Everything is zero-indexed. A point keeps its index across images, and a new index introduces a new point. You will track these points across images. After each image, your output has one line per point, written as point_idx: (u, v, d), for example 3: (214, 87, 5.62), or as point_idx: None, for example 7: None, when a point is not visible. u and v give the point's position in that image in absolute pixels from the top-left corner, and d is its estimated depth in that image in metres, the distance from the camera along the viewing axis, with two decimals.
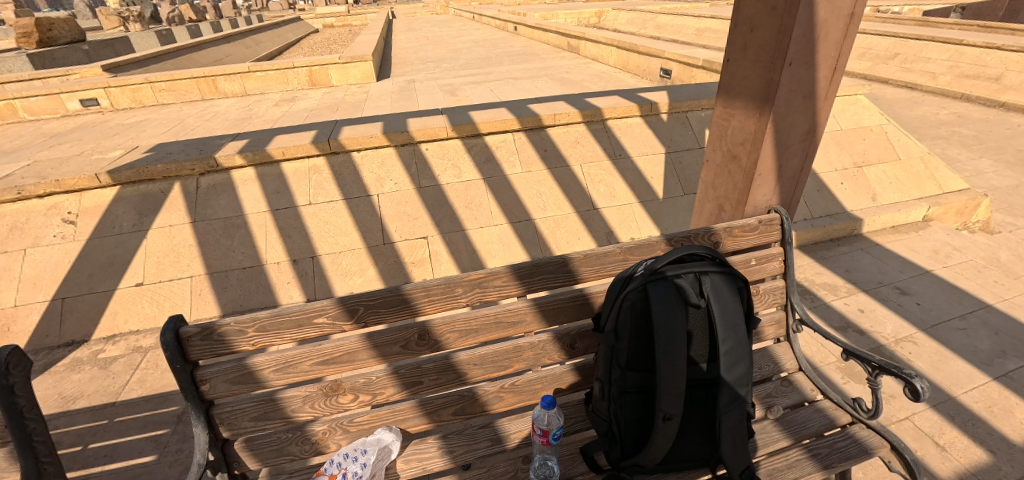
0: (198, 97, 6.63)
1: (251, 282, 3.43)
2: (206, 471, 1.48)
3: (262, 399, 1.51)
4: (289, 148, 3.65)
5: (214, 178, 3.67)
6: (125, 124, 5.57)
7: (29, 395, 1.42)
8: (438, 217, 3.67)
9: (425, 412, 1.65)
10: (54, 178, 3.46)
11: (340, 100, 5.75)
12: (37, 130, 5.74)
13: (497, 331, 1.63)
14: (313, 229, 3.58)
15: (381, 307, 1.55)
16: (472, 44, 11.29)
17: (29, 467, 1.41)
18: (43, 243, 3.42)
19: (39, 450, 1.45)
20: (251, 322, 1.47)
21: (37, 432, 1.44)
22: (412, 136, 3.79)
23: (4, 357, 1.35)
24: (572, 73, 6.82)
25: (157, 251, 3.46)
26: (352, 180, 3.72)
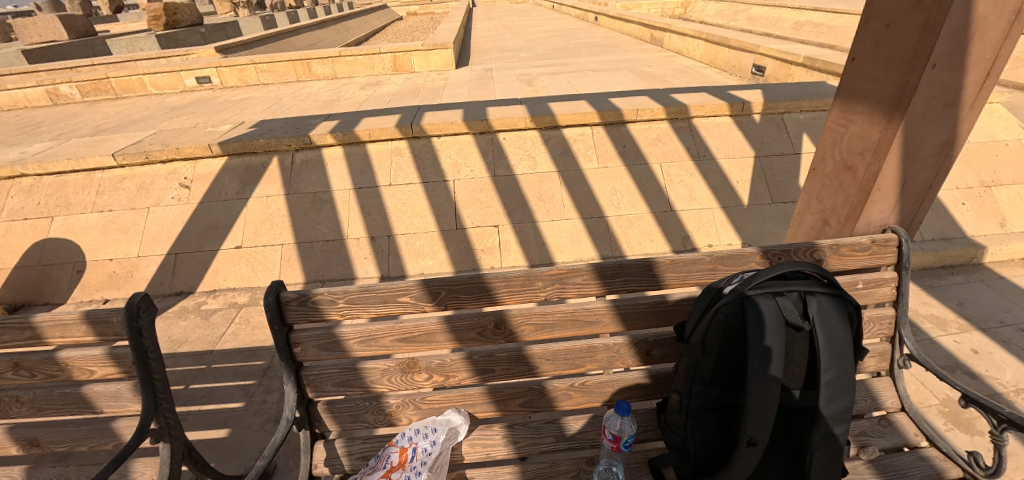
0: (294, 78, 7.12)
1: (333, 254, 3.66)
2: (292, 427, 1.59)
3: (346, 366, 1.59)
4: (375, 130, 3.83)
5: (307, 155, 3.94)
6: (232, 101, 6.13)
7: (153, 336, 1.60)
8: (510, 207, 3.70)
9: (494, 400, 1.67)
10: (176, 146, 3.90)
11: (420, 86, 5.94)
12: (161, 102, 6.47)
13: (572, 328, 1.61)
14: (391, 209, 3.74)
15: (462, 293, 1.58)
16: (549, 34, 11.17)
17: (148, 401, 1.58)
18: (164, 204, 3.87)
19: (157, 387, 1.61)
20: (342, 294, 1.55)
21: (156, 370, 1.62)
22: (490, 124, 3.83)
23: (135, 302, 1.54)
24: (654, 66, 6.55)
25: (254, 218, 3.78)
26: (430, 165, 3.84)
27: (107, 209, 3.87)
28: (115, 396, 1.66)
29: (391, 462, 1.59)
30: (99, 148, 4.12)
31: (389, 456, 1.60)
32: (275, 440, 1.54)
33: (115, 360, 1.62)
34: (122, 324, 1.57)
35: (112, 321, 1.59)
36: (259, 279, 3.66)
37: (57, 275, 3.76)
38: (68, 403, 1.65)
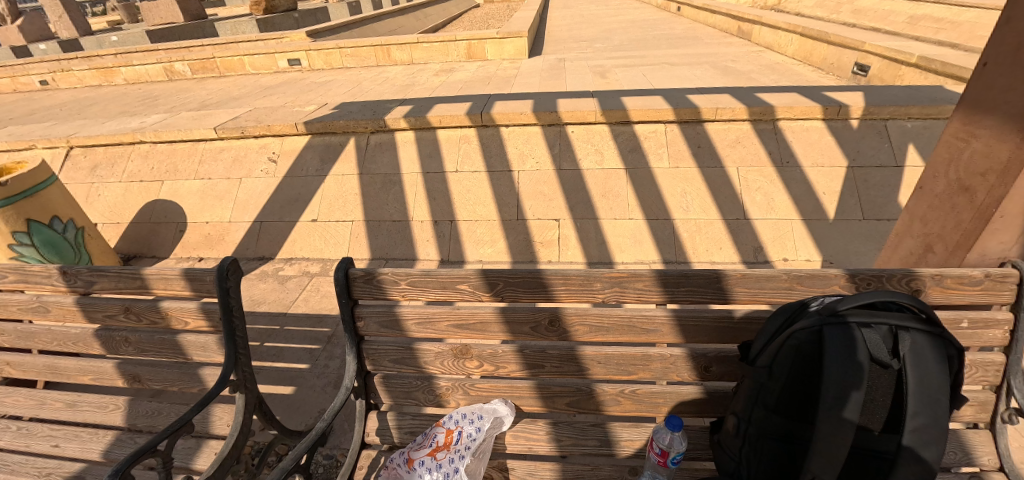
0: (374, 63, 7.40)
1: (398, 235, 3.81)
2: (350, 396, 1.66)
3: (403, 345, 1.63)
4: (446, 117, 3.92)
5: (381, 137, 4.11)
6: (318, 83, 6.51)
7: (239, 297, 1.72)
8: (573, 202, 3.65)
9: (541, 396, 1.66)
10: (267, 123, 4.21)
11: (492, 74, 5.98)
12: (257, 82, 7.02)
13: (626, 334, 1.56)
14: (456, 195, 3.82)
15: (519, 286, 1.58)
16: (627, 25, 10.80)
17: (230, 354, 1.71)
18: (254, 176, 4.21)
19: (238, 343, 1.74)
20: (404, 276, 1.59)
21: (239, 327, 1.74)
22: (560, 117, 3.78)
23: (225, 265, 1.66)
24: (739, 62, 6.15)
25: (330, 195, 4.01)
26: (496, 154, 3.87)
27: (207, 178, 4.27)
28: (203, 347, 1.80)
29: (436, 442, 1.64)
30: (203, 121, 4.54)
31: (435, 436, 1.65)
32: (334, 406, 1.61)
33: (205, 314, 1.75)
34: (213, 283, 1.70)
35: (205, 280, 1.72)
36: (330, 252, 3.89)
37: (164, 233, 4.22)
38: (166, 348, 1.82)
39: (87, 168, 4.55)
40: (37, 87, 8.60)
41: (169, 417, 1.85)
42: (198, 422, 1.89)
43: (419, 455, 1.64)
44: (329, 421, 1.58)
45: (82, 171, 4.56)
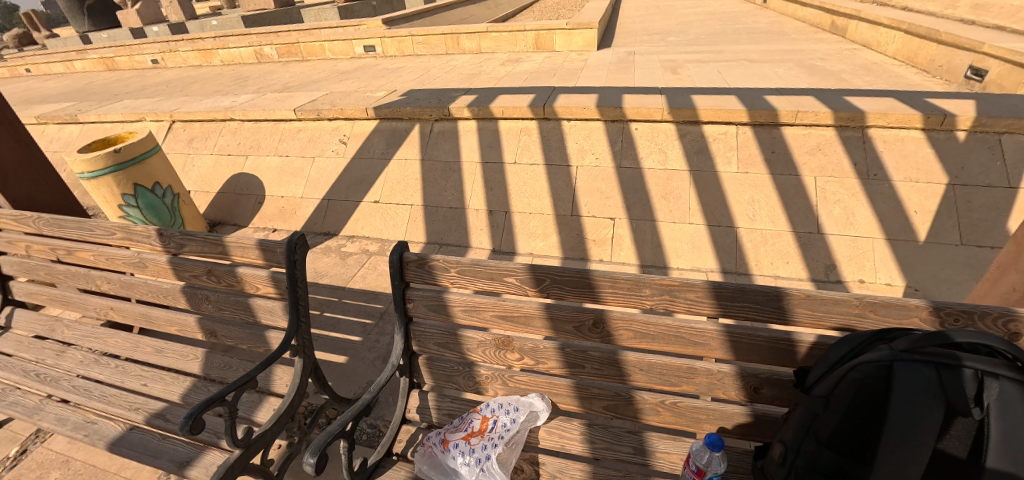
0: (444, 51, 7.53)
1: (454, 221, 3.89)
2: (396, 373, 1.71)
3: (448, 331, 1.64)
4: (508, 108, 3.94)
5: (444, 125, 4.19)
6: (389, 69, 6.74)
7: (305, 269, 1.80)
8: (630, 201, 3.55)
9: (578, 396, 1.63)
10: (341, 107, 4.44)
11: (559, 66, 5.91)
12: (335, 66, 7.39)
13: (672, 343, 1.51)
14: (512, 187, 3.83)
15: (568, 284, 1.54)
16: (707, 17, 10.24)
17: (293, 320, 1.78)
18: (325, 156, 4.45)
19: (301, 310, 1.80)
20: (455, 264, 1.58)
21: (303, 297, 1.81)
22: (624, 113, 3.68)
23: (293, 239, 1.74)
24: (828, 60, 5.66)
25: (392, 179, 4.16)
26: (556, 147, 3.84)
27: (285, 155, 4.57)
28: (273, 312, 1.87)
29: (472, 427, 1.64)
30: (284, 102, 4.86)
31: (471, 421, 1.66)
32: (380, 380, 1.66)
33: (274, 282, 1.84)
34: (282, 254, 1.79)
35: (276, 251, 1.82)
36: (389, 233, 4.04)
37: (245, 204, 4.57)
38: (239, 308, 1.93)
39: (185, 140, 5.02)
40: (149, 65, 9.57)
41: (238, 371, 1.95)
42: (261, 380, 1.94)
43: (455, 437, 1.63)
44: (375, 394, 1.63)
45: (181, 143, 5.03)
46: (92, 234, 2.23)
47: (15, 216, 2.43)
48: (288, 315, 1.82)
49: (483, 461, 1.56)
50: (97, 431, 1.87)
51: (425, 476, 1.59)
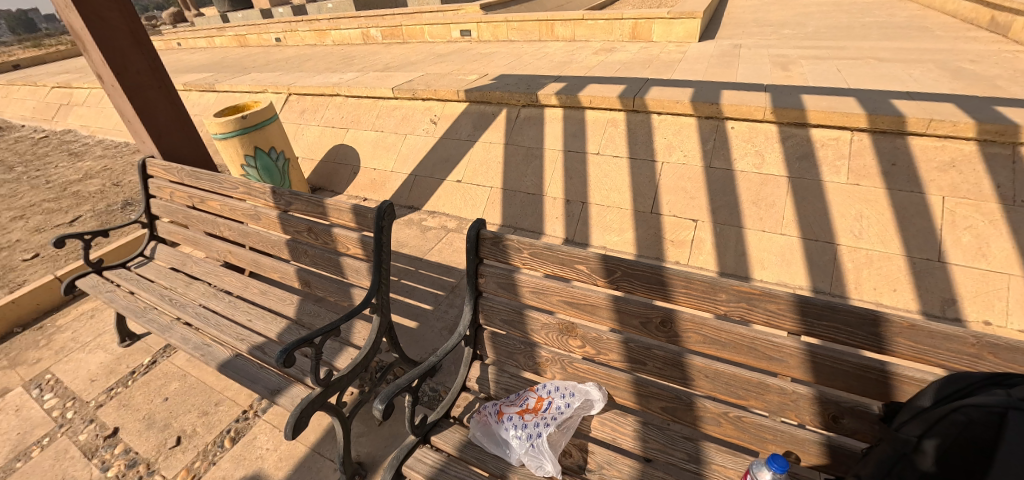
0: (537, 38, 7.48)
1: (530, 207, 3.93)
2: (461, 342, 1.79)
3: (514, 309, 1.68)
4: (597, 98, 3.90)
5: (531, 112, 4.25)
6: (482, 54, 6.89)
7: (390, 236, 1.93)
8: (716, 204, 3.36)
9: (636, 393, 1.58)
10: (435, 88, 4.65)
11: (654, 57, 5.67)
12: (432, 49, 7.71)
13: (744, 354, 1.41)
14: (592, 178, 3.80)
15: (638, 279, 1.48)
16: (830, 9, 9.22)
17: (375, 281, 1.93)
18: (416, 134, 4.70)
19: (384, 273, 1.95)
20: (528, 245, 1.59)
21: (385, 261, 1.96)
22: (721, 110, 3.48)
23: (383, 208, 1.88)
24: (979, 63, 4.88)
25: (476, 160, 4.29)
26: (642, 141, 3.73)
27: (381, 131, 4.89)
28: (360, 272, 2.03)
29: (527, 404, 1.65)
30: (385, 81, 5.18)
31: (527, 400, 1.68)
32: (446, 347, 1.75)
33: (362, 245, 2.00)
34: (372, 220, 1.94)
35: (366, 217, 1.98)
36: (467, 212, 4.19)
37: (342, 173, 4.96)
38: (330, 265, 2.14)
39: (297, 112, 5.54)
40: (273, 43, 10.61)
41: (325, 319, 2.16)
42: (343, 331, 2.13)
43: (509, 410, 1.66)
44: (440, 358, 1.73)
45: (294, 114, 5.57)
46: (221, 187, 2.58)
47: (166, 167, 2.88)
48: (370, 276, 1.98)
49: (533, 438, 1.55)
50: (210, 353, 2.18)
51: (478, 442, 1.65)
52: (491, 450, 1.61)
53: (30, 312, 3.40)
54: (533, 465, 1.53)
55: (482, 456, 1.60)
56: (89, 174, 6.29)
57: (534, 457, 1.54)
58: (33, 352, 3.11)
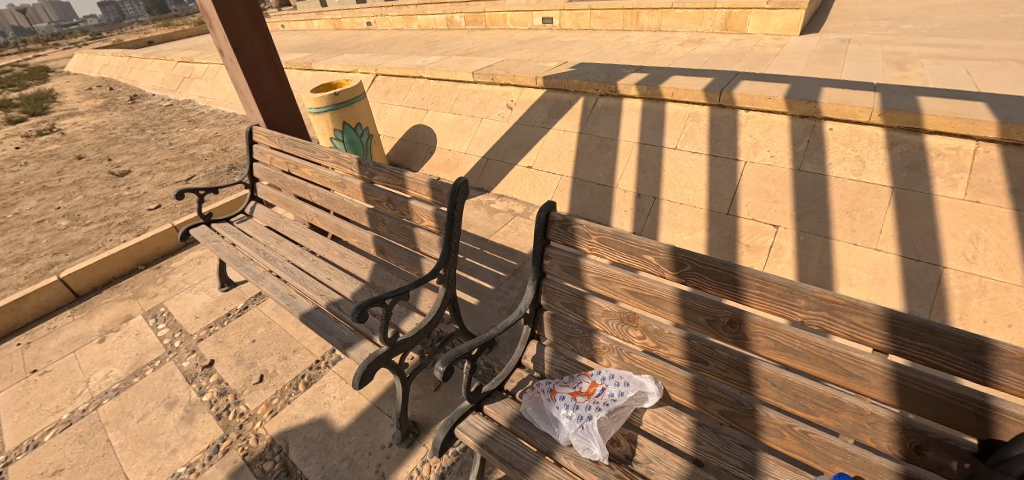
0: (621, 27, 7.23)
1: (599, 198, 3.87)
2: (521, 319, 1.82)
3: (577, 293, 1.69)
4: (680, 90, 3.74)
5: (608, 101, 4.17)
6: (563, 42, 6.81)
7: (462, 211, 2.00)
8: (803, 210, 3.11)
9: (694, 392, 1.52)
10: (514, 74, 4.70)
11: (746, 51, 5.31)
12: (513, 36, 7.74)
13: (819, 366, 1.30)
14: (667, 173, 3.66)
15: (709, 275, 1.42)
16: (964, 2, 8.07)
17: (445, 253, 2.01)
18: (492, 118, 4.78)
19: (454, 247, 2.03)
20: (597, 231, 1.58)
21: (456, 235, 2.03)
22: (818, 109, 3.21)
23: (458, 184, 1.94)
24: None
25: (548, 147, 4.29)
26: (726, 138, 3.54)
27: (458, 113, 5.02)
28: (431, 244, 2.12)
29: (580, 388, 1.65)
30: (466, 65, 5.30)
31: (580, 383, 1.67)
32: (506, 322, 1.79)
33: (436, 218, 2.09)
34: (447, 195, 2.02)
35: (442, 192, 2.06)
36: (535, 199, 4.20)
37: (419, 151, 5.16)
38: (404, 235, 2.26)
39: (383, 92, 5.83)
40: (365, 26, 11.17)
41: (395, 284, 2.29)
42: (411, 297, 2.25)
43: (562, 390, 1.67)
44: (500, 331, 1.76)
45: (380, 94, 5.86)
46: (313, 155, 2.80)
47: (268, 134, 3.17)
48: (440, 248, 2.06)
49: (583, 420, 1.55)
50: (294, 303, 2.40)
51: (528, 417, 1.69)
52: (540, 426, 1.64)
53: (151, 254, 3.91)
54: (581, 446, 1.54)
55: (530, 431, 1.64)
56: (203, 139, 7.05)
57: (582, 438, 1.54)
58: (151, 287, 3.59)
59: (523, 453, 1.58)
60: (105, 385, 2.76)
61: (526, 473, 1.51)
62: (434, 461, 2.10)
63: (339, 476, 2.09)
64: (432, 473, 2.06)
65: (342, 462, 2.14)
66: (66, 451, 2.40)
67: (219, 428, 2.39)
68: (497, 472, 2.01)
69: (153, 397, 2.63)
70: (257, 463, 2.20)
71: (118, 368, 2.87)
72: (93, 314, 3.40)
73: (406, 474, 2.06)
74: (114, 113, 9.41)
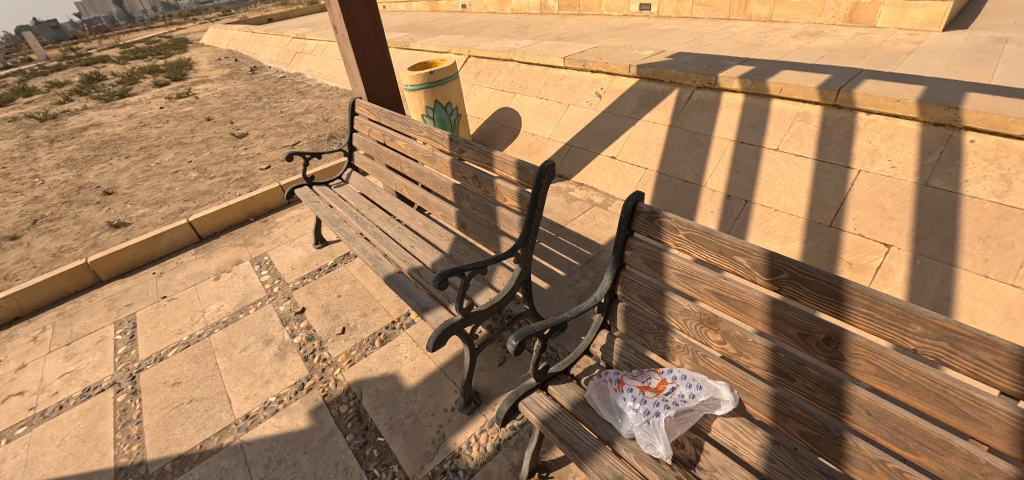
0: (725, 16, 6.74)
1: (684, 195, 3.67)
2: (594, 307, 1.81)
3: (655, 288, 1.64)
4: (789, 87, 3.45)
5: (706, 95, 3.95)
6: (661, 30, 6.50)
7: (546, 194, 2.00)
8: (923, 229, 2.72)
9: (773, 408, 1.42)
10: (606, 61, 4.59)
11: (872, 47, 4.73)
12: (607, 23, 7.52)
13: (930, 402, 1.15)
14: (764, 175, 3.40)
15: (808, 286, 1.30)
16: None
17: (524, 233, 2.04)
18: (579, 105, 4.71)
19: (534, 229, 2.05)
20: (685, 227, 1.52)
21: (537, 217, 2.05)
22: (960, 116, 2.79)
23: (544, 167, 1.95)
24: None
25: (635, 138, 4.15)
26: (837, 142, 3.21)
27: (546, 98, 5.01)
28: (511, 223, 2.16)
29: (648, 383, 1.61)
30: (559, 50, 5.25)
31: (649, 378, 1.63)
32: (578, 308, 1.79)
33: (519, 199, 2.12)
34: (533, 177, 2.03)
35: (528, 173, 2.08)
36: (615, 190, 4.07)
37: (503, 133, 5.21)
38: (486, 212, 2.32)
39: (473, 73, 5.95)
40: (461, 9, 11.43)
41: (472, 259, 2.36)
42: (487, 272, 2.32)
43: (630, 382, 1.64)
44: (573, 315, 1.76)
45: (471, 75, 5.99)
46: (408, 129, 2.94)
47: (369, 106, 3.37)
48: (520, 228, 2.09)
49: (650, 415, 1.52)
50: (380, 265, 2.56)
51: (592, 404, 1.69)
52: (603, 415, 1.64)
53: (260, 208, 4.35)
54: (644, 441, 1.51)
55: (592, 418, 1.65)
56: (309, 110, 7.67)
57: (646, 433, 1.51)
58: (258, 238, 4.01)
59: (583, 437, 1.59)
60: (217, 316, 3.15)
61: (585, 457, 1.52)
62: (492, 432, 2.17)
63: (404, 430, 2.23)
64: (489, 442, 2.13)
65: (408, 418, 2.28)
66: (184, 368, 2.79)
67: (305, 368, 2.65)
68: (552, 454, 2.03)
69: (253, 333, 2.95)
70: (334, 404, 2.41)
71: (227, 304, 3.25)
72: (212, 255, 3.88)
73: (465, 439, 2.15)
74: (238, 82, 10.49)
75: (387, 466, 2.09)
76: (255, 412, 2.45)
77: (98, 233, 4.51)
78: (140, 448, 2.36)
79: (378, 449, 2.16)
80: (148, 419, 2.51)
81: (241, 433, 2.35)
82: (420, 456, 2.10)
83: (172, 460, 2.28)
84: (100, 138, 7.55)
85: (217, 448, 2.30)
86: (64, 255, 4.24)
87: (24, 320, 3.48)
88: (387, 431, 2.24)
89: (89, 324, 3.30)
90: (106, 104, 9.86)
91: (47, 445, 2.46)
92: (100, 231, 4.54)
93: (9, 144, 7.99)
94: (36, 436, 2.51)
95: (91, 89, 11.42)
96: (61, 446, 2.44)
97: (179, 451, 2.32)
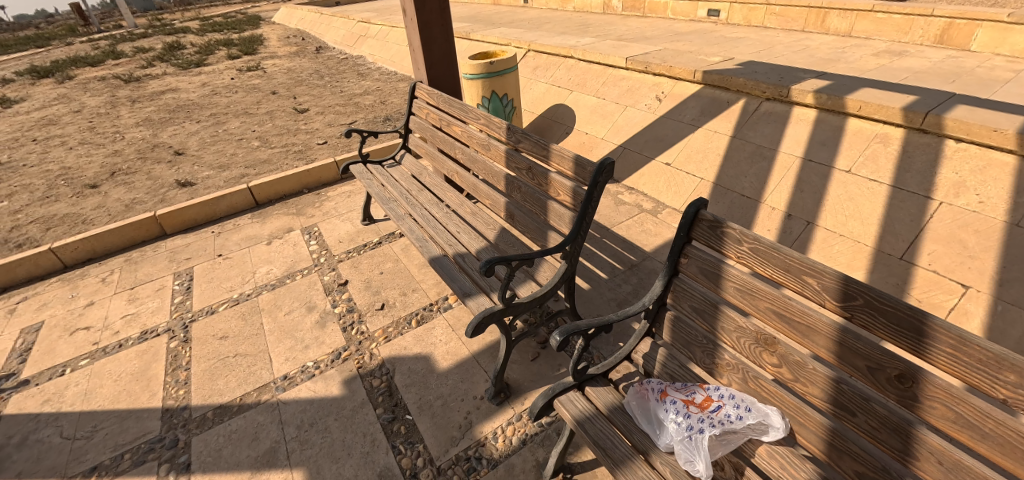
0: (800, 27, 6.38)
1: (740, 210, 3.49)
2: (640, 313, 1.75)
3: (709, 301, 1.57)
4: (870, 105, 3.23)
5: (775, 108, 3.77)
6: (727, 38, 6.23)
7: (601, 193, 1.96)
8: (1009, 274, 2.47)
9: (827, 442, 1.32)
10: (671, 65, 4.47)
11: (965, 71, 4.34)
12: (672, 26, 7.30)
13: (1016, 459, 1.03)
14: (831, 197, 3.19)
15: (885, 317, 1.20)
16: None
17: (574, 230, 2.01)
18: (637, 108, 4.60)
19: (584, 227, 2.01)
20: (750, 240, 1.44)
21: (589, 215, 2.01)
22: None
23: (601, 164, 1.91)
24: None
25: (692, 146, 4.00)
26: (918, 170, 2.97)
27: (603, 98, 4.92)
28: (562, 219, 2.12)
29: (693, 397, 1.54)
30: (622, 50, 5.14)
31: (693, 392, 1.56)
32: (624, 311, 1.74)
33: (571, 194, 2.08)
34: (590, 173, 1.99)
35: (585, 169, 2.03)
36: (666, 197, 3.91)
37: (556, 129, 5.13)
38: (537, 205, 2.29)
39: (531, 67, 5.91)
40: (522, 5, 11.41)
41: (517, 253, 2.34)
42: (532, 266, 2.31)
43: (674, 394, 1.57)
44: (618, 317, 1.71)
45: (529, 69, 5.96)
46: (465, 115, 2.95)
47: (428, 91, 3.40)
48: (570, 225, 2.05)
49: (692, 431, 1.44)
50: (425, 246, 2.60)
51: (629, 411, 1.64)
52: (641, 424, 1.58)
53: (315, 181, 4.50)
54: (682, 457, 1.44)
55: (628, 425, 1.61)
56: (368, 91, 7.86)
57: (687, 449, 1.44)
58: (310, 209, 4.15)
59: (617, 444, 1.56)
60: (266, 279, 3.29)
61: (619, 463, 1.49)
62: (520, 426, 2.14)
63: (432, 411, 2.25)
64: (515, 436, 2.11)
65: (437, 400, 2.29)
66: (232, 324, 2.92)
67: (342, 339, 2.72)
68: (579, 456, 2.00)
69: (297, 299, 3.06)
70: (367, 377, 2.46)
71: (276, 268, 3.39)
72: (266, 221, 4.04)
73: (491, 429, 2.14)
74: (303, 60, 10.90)
75: (413, 445, 2.11)
76: (293, 374, 2.53)
77: (166, 190, 4.81)
78: (186, 393, 2.50)
79: (405, 427, 2.19)
80: (196, 368, 2.65)
81: (278, 392, 2.44)
82: (446, 439, 2.11)
83: (213, 409, 2.39)
84: (176, 102, 8.03)
85: (255, 403, 2.40)
86: (135, 206, 4.53)
87: (96, 262, 3.74)
88: (416, 410, 2.26)
89: (151, 272, 3.52)
90: (184, 71, 10.48)
91: (105, 379, 2.64)
92: (169, 188, 4.83)
93: (97, 100, 8.63)
94: (96, 370, 2.70)
95: (172, 56, 12.18)
96: (117, 382, 2.61)
97: (219, 401, 2.43)
